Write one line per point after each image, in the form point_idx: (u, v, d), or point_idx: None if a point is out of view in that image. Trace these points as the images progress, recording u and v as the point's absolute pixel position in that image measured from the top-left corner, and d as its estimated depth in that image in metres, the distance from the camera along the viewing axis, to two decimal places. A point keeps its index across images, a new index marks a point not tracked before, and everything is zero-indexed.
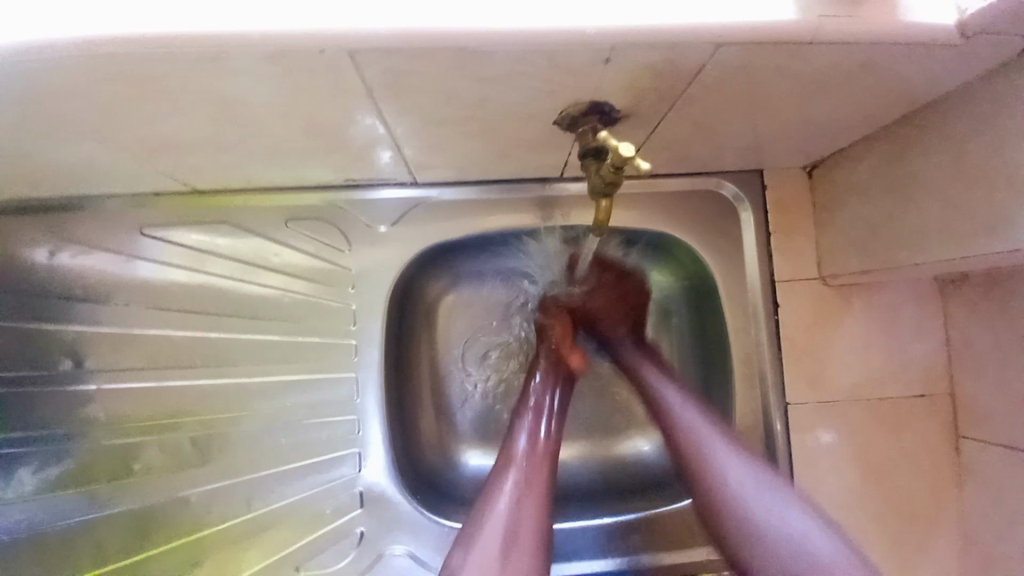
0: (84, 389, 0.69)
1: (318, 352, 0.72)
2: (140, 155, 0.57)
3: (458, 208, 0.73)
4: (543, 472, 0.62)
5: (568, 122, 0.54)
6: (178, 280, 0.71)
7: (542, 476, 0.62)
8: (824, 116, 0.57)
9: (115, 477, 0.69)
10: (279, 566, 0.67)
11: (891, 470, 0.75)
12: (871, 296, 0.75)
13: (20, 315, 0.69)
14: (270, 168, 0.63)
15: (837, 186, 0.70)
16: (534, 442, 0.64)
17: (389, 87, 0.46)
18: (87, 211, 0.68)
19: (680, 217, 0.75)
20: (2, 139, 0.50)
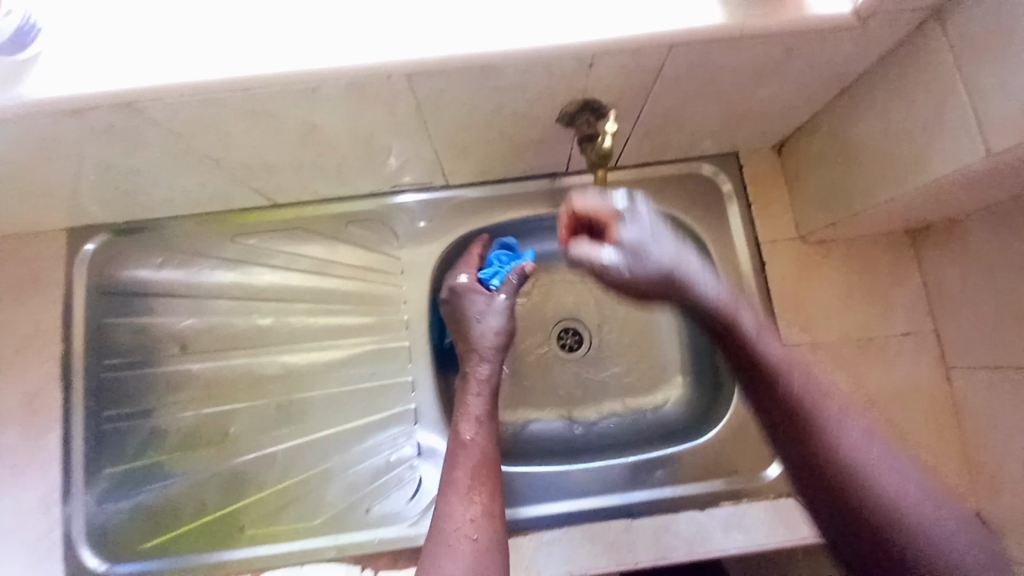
0: (187, 369, 0.85)
1: (375, 329, 0.86)
2: (240, 174, 0.74)
3: (483, 203, 0.89)
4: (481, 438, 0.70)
5: (567, 120, 0.69)
6: (261, 277, 0.87)
7: (484, 449, 0.70)
8: (770, 98, 0.71)
9: (213, 442, 0.83)
10: (352, 509, 0.80)
11: (888, 402, 0.83)
12: (846, 250, 0.86)
13: (135, 313, 0.86)
14: (334, 181, 0.80)
15: (802, 156, 0.83)
16: (476, 418, 0.72)
17: (431, 101, 0.62)
18: (183, 227, 0.86)
19: (672, 196, 0.89)
20: (146, 163, 0.68)
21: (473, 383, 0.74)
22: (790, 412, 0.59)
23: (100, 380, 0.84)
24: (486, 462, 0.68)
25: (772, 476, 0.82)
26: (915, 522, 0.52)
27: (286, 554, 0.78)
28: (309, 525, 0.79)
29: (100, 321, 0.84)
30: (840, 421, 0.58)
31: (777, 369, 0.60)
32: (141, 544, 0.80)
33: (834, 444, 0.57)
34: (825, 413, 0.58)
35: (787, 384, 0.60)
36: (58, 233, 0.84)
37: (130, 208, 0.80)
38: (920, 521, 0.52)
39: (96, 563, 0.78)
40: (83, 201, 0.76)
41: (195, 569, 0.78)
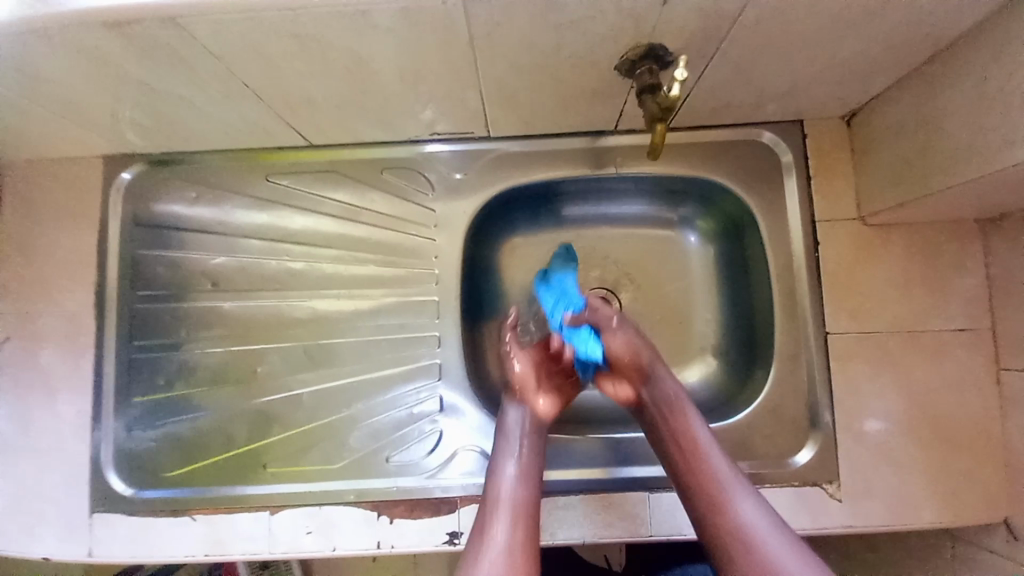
0: (216, 307, 0.85)
1: (403, 281, 0.85)
2: (278, 109, 0.71)
3: (524, 158, 0.85)
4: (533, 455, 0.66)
5: (626, 69, 0.64)
6: (292, 220, 0.85)
7: (516, 543, 0.57)
8: (852, 58, 0.65)
9: (240, 380, 0.84)
10: (372, 458, 0.80)
11: (933, 399, 0.79)
12: (908, 235, 0.80)
13: (167, 246, 0.85)
14: (373, 124, 0.77)
15: (877, 129, 0.76)
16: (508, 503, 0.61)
17: (484, 37, 0.57)
18: (219, 163, 0.85)
19: (725, 164, 0.84)
20: (184, 90, 0.65)
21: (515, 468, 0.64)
22: (691, 481, 0.63)
23: (132, 310, 0.84)
24: (518, 551, 0.56)
25: (800, 461, 0.80)
26: (754, 552, 0.55)
27: (306, 494, 0.79)
28: (329, 469, 0.80)
29: (134, 251, 0.84)
30: (735, 496, 0.60)
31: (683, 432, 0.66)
32: (167, 473, 0.82)
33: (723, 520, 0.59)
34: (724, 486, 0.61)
35: (710, 488, 0.61)
36: (96, 159, 0.84)
37: (167, 138, 0.78)
38: (764, 556, 0.55)
39: (123, 488, 0.81)
40: (122, 127, 0.74)
41: (217, 500, 0.80)
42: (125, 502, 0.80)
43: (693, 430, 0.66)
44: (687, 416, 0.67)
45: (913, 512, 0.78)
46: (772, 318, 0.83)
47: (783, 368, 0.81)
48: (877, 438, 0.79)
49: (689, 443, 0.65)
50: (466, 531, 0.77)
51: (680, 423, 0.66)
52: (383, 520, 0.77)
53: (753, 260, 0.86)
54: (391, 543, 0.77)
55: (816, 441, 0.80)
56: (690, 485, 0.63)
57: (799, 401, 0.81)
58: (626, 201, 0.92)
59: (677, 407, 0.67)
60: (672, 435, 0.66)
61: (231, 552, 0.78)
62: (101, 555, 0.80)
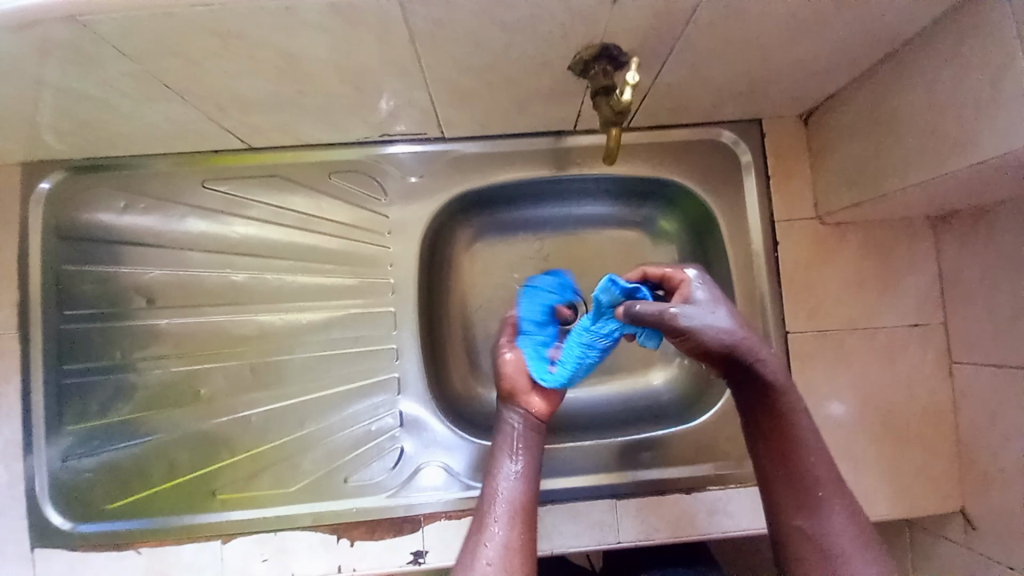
0: (155, 324, 0.79)
1: (358, 291, 0.81)
2: (208, 112, 0.66)
3: (480, 160, 0.81)
4: (524, 489, 0.63)
5: (580, 69, 0.61)
6: (235, 229, 0.80)
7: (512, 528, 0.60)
8: (808, 58, 0.64)
9: (185, 402, 0.79)
10: (330, 478, 0.76)
11: (889, 395, 0.80)
12: (864, 234, 0.81)
13: (97, 261, 0.79)
14: (317, 125, 0.72)
15: (831, 128, 0.76)
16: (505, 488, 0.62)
17: (427, 37, 0.53)
18: (150, 170, 0.78)
19: (686, 164, 0.82)
20: (96, 94, 0.59)
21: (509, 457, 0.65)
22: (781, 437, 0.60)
23: (60, 331, 0.77)
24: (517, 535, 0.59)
25: None
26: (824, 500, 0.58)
27: (261, 519, 0.75)
28: (284, 493, 0.76)
29: (59, 267, 0.78)
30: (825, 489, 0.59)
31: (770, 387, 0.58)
32: (108, 504, 0.76)
33: (808, 512, 0.58)
34: (817, 477, 0.59)
35: (819, 505, 0.58)
36: (9, 166, 0.76)
37: (88, 144, 0.72)
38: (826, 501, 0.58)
39: (61, 521, 0.75)
40: (33, 133, 0.67)
41: (164, 532, 0.75)
42: (63, 536, 0.75)
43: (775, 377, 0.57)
44: (798, 406, 0.59)
45: (872, 505, 0.80)
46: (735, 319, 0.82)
47: None
48: (838, 435, 0.80)
49: (794, 434, 0.59)
50: (430, 550, 0.74)
51: (790, 413, 0.59)
52: (344, 543, 0.74)
53: (715, 261, 0.85)
54: (352, 566, 0.74)
55: None
56: (780, 473, 0.60)
57: None
58: (589, 202, 0.90)
59: (782, 392, 0.58)
60: (780, 426, 0.59)
61: None
62: None
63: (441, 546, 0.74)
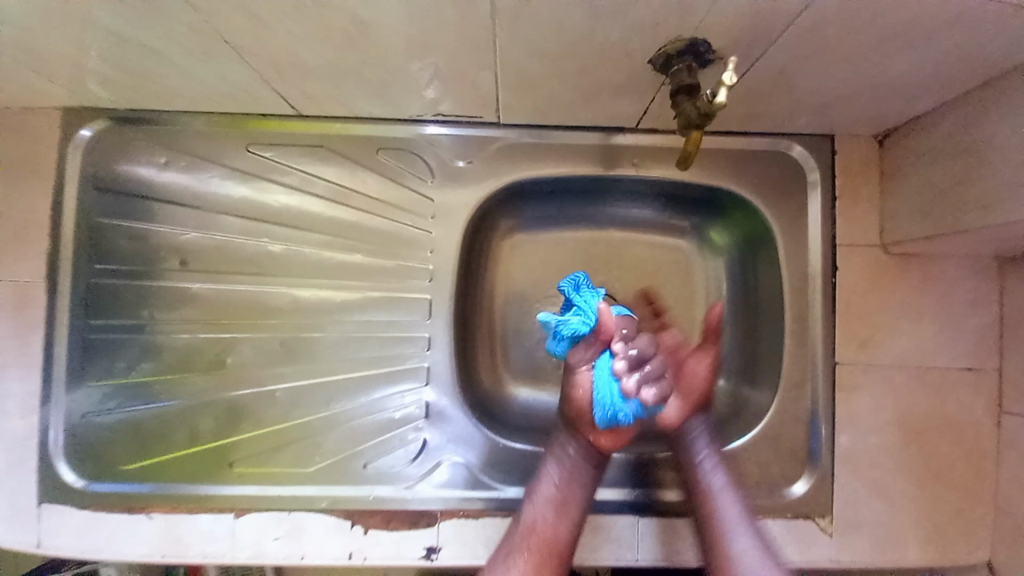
0: (184, 287, 0.77)
1: (394, 273, 0.78)
2: (262, 73, 0.63)
3: (533, 150, 0.78)
4: (562, 525, 0.63)
5: (661, 64, 0.57)
6: (275, 197, 0.77)
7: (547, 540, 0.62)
8: (902, 76, 0.59)
9: (208, 369, 0.77)
10: (350, 462, 0.75)
11: (932, 438, 0.77)
12: (927, 268, 0.77)
13: (132, 217, 0.77)
14: (371, 97, 0.69)
15: (910, 153, 0.72)
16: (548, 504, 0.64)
17: (505, 17, 0.50)
18: (194, 127, 0.76)
19: (748, 175, 0.78)
20: (149, 44, 0.56)
21: (561, 484, 0.64)
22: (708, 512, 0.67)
23: (87, 284, 0.76)
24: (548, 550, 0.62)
25: (796, 493, 0.77)
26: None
27: (275, 497, 0.73)
28: (301, 472, 0.75)
29: (92, 219, 0.76)
30: (734, 534, 0.65)
31: (699, 471, 0.69)
32: (121, 465, 0.75)
33: (720, 549, 0.64)
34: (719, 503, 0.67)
35: None
36: (50, 109, 0.74)
37: (133, 94, 0.69)
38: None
39: (73, 479, 0.74)
40: (79, 78, 0.65)
41: (177, 499, 0.74)
42: (73, 493, 0.74)
43: (710, 472, 0.68)
44: (698, 439, 0.70)
45: (901, 549, 0.77)
46: (781, 342, 0.79)
47: (786, 396, 0.78)
48: (873, 474, 0.77)
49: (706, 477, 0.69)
50: (445, 546, 0.73)
51: (692, 451, 0.69)
52: (358, 530, 0.73)
53: (766, 280, 0.82)
54: (364, 555, 0.73)
55: (813, 473, 0.77)
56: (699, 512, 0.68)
57: (799, 431, 0.77)
58: (638, 205, 0.86)
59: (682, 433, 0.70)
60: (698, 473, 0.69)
61: (188, 555, 0.73)
62: (50, 547, 0.73)
63: (456, 543, 0.73)
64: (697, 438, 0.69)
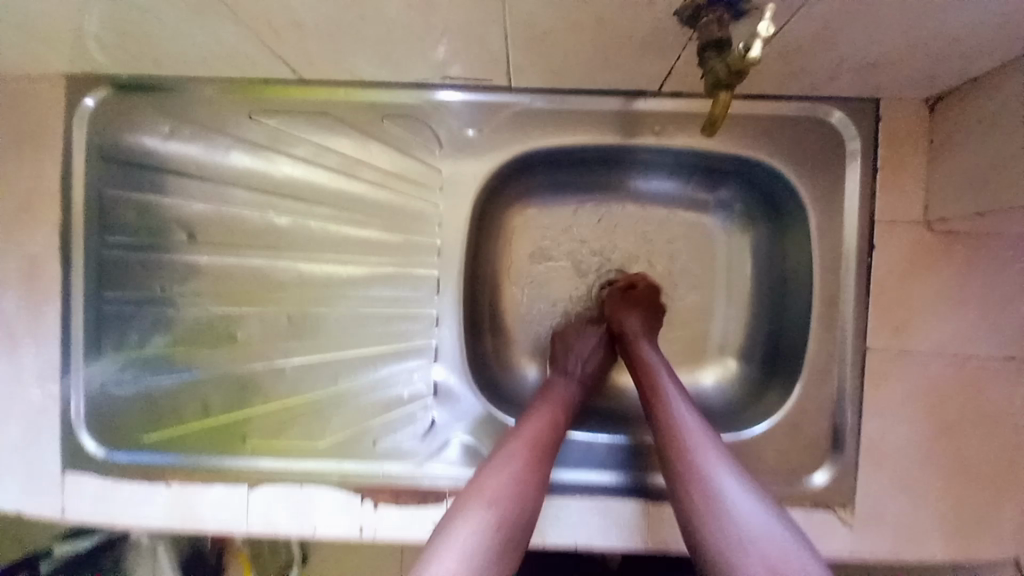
0: (193, 261, 0.77)
1: (401, 248, 0.76)
2: (260, 34, 0.59)
3: (546, 118, 0.73)
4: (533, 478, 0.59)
5: (688, 16, 0.51)
6: (279, 169, 0.75)
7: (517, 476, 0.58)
8: (967, 28, 0.52)
9: (218, 344, 0.77)
10: (358, 438, 0.75)
11: (967, 430, 0.72)
12: (976, 246, 0.70)
13: (139, 189, 0.76)
14: (375, 60, 0.65)
15: (966, 118, 0.65)
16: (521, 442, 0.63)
17: None
18: (197, 95, 0.73)
19: (781, 144, 0.72)
20: (142, 3, 0.54)
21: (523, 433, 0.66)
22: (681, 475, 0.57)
23: (100, 258, 0.76)
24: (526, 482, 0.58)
25: (816, 482, 0.74)
26: (746, 547, 0.51)
27: (287, 470, 0.74)
28: (310, 446, 0.75)
29: (101, 192, 0.75)
30: (701, 451, 0.58)
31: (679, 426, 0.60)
32: (140, 436, 0.77)
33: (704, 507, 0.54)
34: (693, 445, 0.58)
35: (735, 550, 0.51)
36: (56, 77, 0.73)
37: (134, 59, 0.67)
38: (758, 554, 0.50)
39: (94, 447, 0.76)
40: (78, 42, 0.63)
41: (193, 469, 0.75)
42: (94, 462, 0.76)
43: (692, 425, 0.60)
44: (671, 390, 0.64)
45: (927, 544, 0.73)
46: (808, 325, 0.74)
47: (810, 381, 0.74)
48: (901, 466, 0.73)
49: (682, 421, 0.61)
50: None
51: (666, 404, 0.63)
52: (367, 505, 0.73)
53: (795, 258, 0.76)
54: (373, 528, 0.73)
55: (835, 461, 0.74)
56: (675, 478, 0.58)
57: (823, 418, 0.74)
58: (659, 177, 0.81)
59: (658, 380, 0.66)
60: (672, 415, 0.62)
61: (204, 524, 0.74)
62: (73, 515, 0.76)
63: None
64: (672, 397, 0.63)
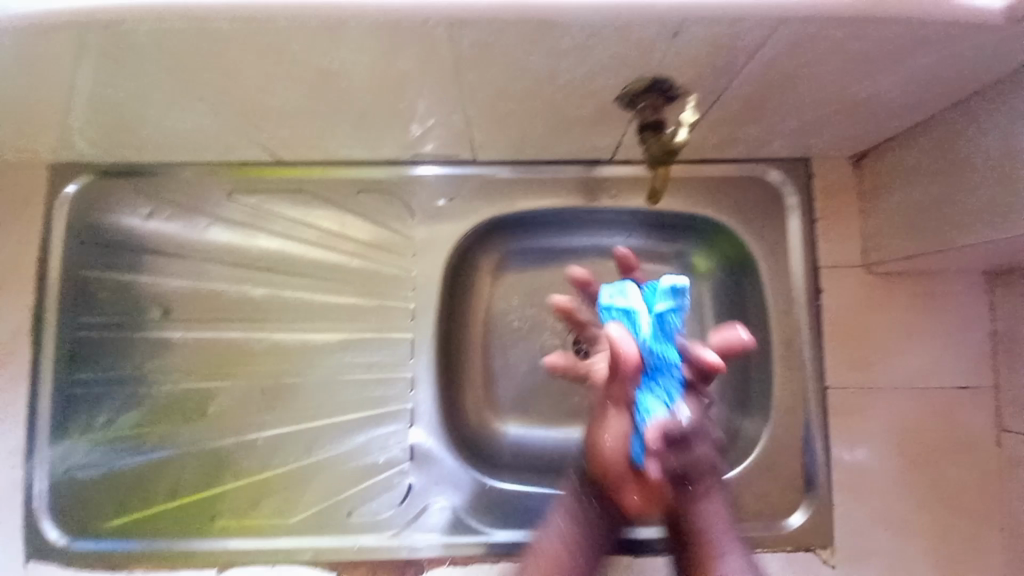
0: (169, 337, 0.77)
1: (377, 313, 0.78)
2: (241, 123, 0.64)
3: (511, 185, 0.78)
4: None
5: (627, 101, 0.58)
6: (256, 243, 0.78)
7: None
8: (871, 99, 0.60)
9: (192, 419, 0.76)
10: (336, 509, 0.73)
11: (931, 461, 0.74)
12: (913, 285, 0.76)
13: (116, 269, 0.77)
14: (349, 140, 0.70)
15: (888, 172, 0.72)
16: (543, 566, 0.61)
17: (471, 62, 0.51)
18: (179, 176, 0.77)
19: (727, 201, 0.78)
20: (129, 101, 0.58)
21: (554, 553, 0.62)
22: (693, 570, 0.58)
23: (73, 337, 0.76)
24: None
25: (794, 524, 0.74)
26: None
27: (261, 548, 0.72)
28: (286, 522, 0.73)
29: (78, 272, 0.76)
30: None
31: (695, 527, 0.58)
32: (104, 522, 0.74)
33: None
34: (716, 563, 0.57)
35: None
36: (38, 166, 0.75)
37: (118, 148, 0.71)
38: None
39: (57, 536, 0.73)
40: (64, 135, 0.67)
41: (160, 555, 0.72)
42: (55, 553, 0.72)
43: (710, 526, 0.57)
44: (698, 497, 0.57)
45: None
46: (771, 368, 0.77)
47: (780, 423, 0.76)
48: (875, 502, 0.74)
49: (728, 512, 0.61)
50: None
51: (694, 506, 0.57)
52: None
53: (751, 303, 0.80)
54: None
55: (812, 502, 0.75)
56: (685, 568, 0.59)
57: (796, 459, 0.75)
58: (618, 233, 0.85)
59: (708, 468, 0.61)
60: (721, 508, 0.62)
61: None
62: None
63: None
64: (696, 502, 0.57)
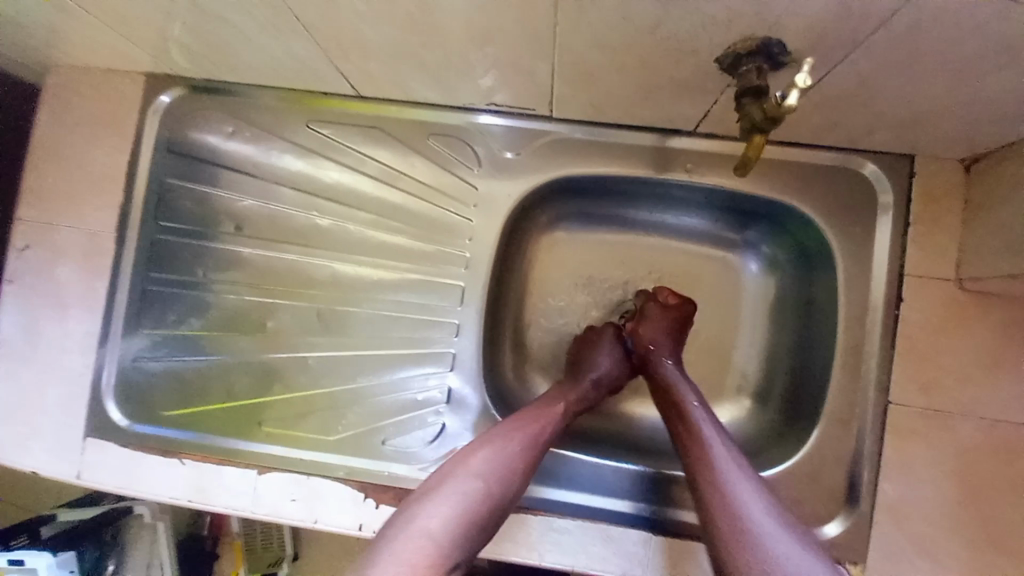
0: (237, 252, 0.82)
1: (432, 258, 0.79)
2: (325, 51, 0.64)
3: (582, 147, 0.76)
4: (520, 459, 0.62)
5: (729, 62, 0.54)
6: (327, 175, 0.80)
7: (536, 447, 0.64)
8: (1007, 95, 0.53)
9: (250, 332, 0.81)
10: (371, 436, 0.77)
11: (990, 497, 0.69)
12: (1009, 310, 0.69)
13: (195, 181, 0.81)
14: (427, 82, 0.69)
15: (1005, 181, 0.64)
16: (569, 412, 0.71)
17: (567, 7, 0.49)
18: (260, 100, 0.79)
19: (812, 191, 0.73)
20: (227, 19, 0.60)
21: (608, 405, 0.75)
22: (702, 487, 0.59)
23: (151, 240, 0.81)
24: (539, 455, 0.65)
25: (827, 534, 0.72)
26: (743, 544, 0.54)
27: (298, 460, 0.76)
28: (323, 439, 0.77)
29: (162, 179, 0.81)
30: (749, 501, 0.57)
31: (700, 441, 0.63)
32: (162, 411, 0.80)
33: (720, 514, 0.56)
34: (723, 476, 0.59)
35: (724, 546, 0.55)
36: (138, 76, 0.80)
37: (210, 65, 0.73)
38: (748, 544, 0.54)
39: (119, 418, 0.80)
40: (164, 47, 0.70)
41: (208, 449, 0.78)
42: (118, 432, 0.79)
43: (711, 441, 0.62)
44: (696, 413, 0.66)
45: None
46: (829, 373, 0.73)
47: (828, 430, 0.73)
48: (920, 529, 0.70)
49: (738, 541, 0.54)
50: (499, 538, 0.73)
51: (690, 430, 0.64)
52: (370, 504, 0.74)
53: (820, 303, 0.76)
54: (373, 528, 0.73)
55: (850, 515, 0.72)
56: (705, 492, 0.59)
57: (838, 470, 0.72)
58: (686, 213, 0.84)
59: (715, 445, 0.62)
60: (729, 534, 0.55)
61: (212, 503, 0.77)
62: (88, 479, 0.79)
63: (509, 535, 0.73)
64: (699, 424, 0.64)
